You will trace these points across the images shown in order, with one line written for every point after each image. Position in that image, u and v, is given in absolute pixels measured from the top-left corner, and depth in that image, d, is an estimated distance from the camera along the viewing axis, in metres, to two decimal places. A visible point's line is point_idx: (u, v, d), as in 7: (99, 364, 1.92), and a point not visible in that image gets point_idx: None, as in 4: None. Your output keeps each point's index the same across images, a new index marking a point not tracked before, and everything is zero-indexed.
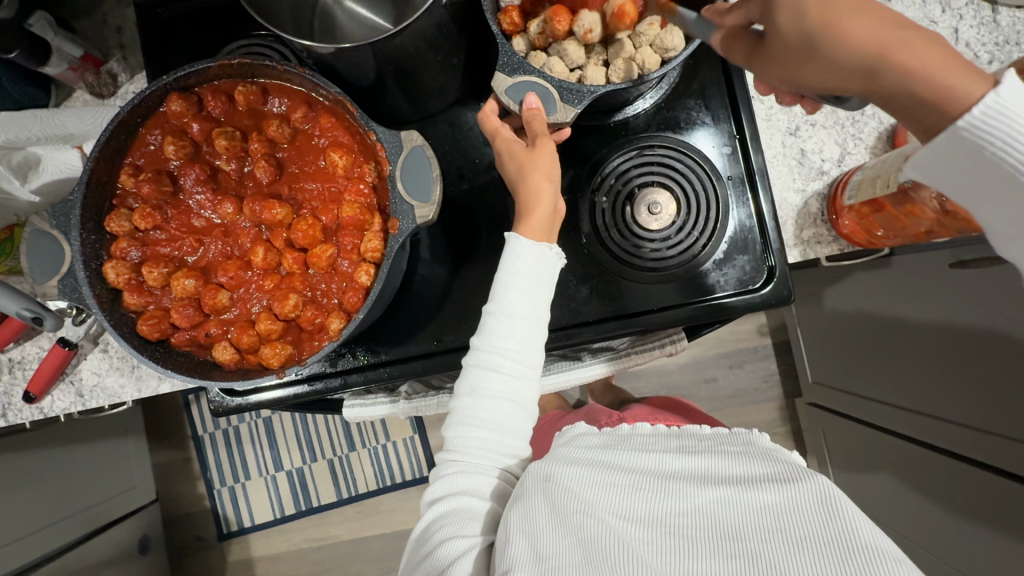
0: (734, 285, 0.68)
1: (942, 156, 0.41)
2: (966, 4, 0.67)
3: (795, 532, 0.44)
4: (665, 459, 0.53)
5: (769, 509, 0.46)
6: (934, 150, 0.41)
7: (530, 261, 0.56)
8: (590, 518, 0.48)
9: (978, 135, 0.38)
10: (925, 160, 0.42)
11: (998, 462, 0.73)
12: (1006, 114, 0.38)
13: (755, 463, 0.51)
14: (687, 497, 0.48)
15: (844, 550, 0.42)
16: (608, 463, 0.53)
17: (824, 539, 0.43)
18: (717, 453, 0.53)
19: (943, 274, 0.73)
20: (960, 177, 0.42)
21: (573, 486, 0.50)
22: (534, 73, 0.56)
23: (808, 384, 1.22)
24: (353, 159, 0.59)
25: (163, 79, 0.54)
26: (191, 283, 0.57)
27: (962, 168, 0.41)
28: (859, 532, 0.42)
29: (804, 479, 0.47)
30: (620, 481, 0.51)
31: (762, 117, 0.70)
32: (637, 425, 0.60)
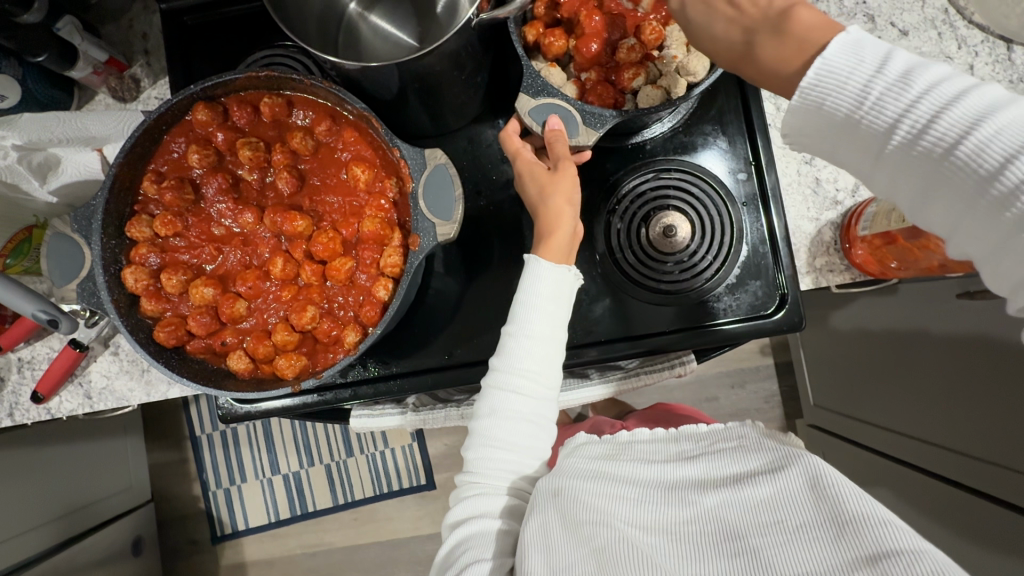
0: (746, 310, 0.68)
1: (800, 119, 0.45)
2: (982, 41, 0.68)
3: (792, 520, 0.44)
4: (665, 471, 0.53)
5: (766, 501, 0.46)
6: (791, 113, 0.45)
7: (551, 283, 0.56)
8: (602, 526, 0.48)
9: (814, 95, 0.43)
10: (794, 130, 0.47)
11: (998, 492, 0.72)
12: (832, 70, 0.42)
13: (748, 458, 0.51)
14: (693, 504, 0.49)
15: (837, 527, 0.42)
16: (611, 476, 0.53)
17: (819, 521, 0.43)
18: (712, 454, 0.53)
19: (951, 303, 0.74)
20: (833, 139, 0.45)
21: (581, 499, 0.50)
22: (558, 95, 0.57)
23: (809, 406, 1.22)
24: (374, 174, 0.59)
25: (191, 89, 0.55)
26: (210, 292, 0.58)
27: (814, 128, 0.45)
28: (847, 502, 0.43)
29: (791, 465, 0.48)
30: (624, 494, 0.50)
31: (778, 145, 0.71)
32: (637, 432, 0.59)
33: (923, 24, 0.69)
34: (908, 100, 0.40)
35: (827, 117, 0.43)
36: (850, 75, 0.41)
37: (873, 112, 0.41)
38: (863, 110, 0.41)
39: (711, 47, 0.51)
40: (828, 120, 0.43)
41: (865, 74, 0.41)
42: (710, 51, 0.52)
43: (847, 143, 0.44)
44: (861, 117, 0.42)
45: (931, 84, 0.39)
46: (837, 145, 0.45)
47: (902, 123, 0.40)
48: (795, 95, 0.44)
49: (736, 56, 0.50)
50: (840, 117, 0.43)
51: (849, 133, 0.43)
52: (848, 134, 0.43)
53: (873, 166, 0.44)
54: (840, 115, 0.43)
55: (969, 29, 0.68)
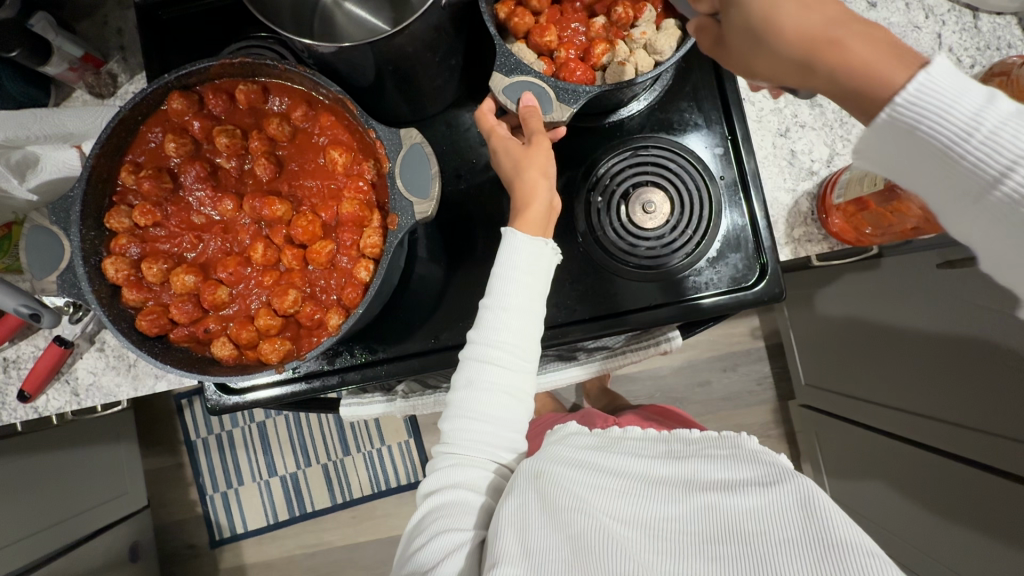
0: (727, 283, 0.69)
1: (883, 141, 0.38)
2: (949, 10, 0.69)
3: (775, 534, 0.45)
4: (654, 466, 0.54)
5: (750, 511, 0.47)
6: (869, 133, 0.38)
7: (527, 256, 0.56)
8: (580, 513, 0.48)
9: (909, 115, 0.36)
10: (869, 150, 0.40)
11: (996, 462, 0.73)
12: (935, 90, 0.35)
13: (740, 467, 0.51)
14: (675, 501, 0.49)
15: (822, 549, 0.42)
16: (597, 465, 0.54)
17: (804, 540, 0.44)
18: (704, 457, 0.54)
19: (931, 273, 0.75)
20: (906, 171, 0.39)
21: (563, 484, 0.51)
22: (531, 73, 0.57)
23: (800, 386, 1.23)
24: (352, 158, 0.60)
25: (165, 77, 0.55)
26: (191, 279, 0.58)
27: (897, 155, 0.39)
28: (836, 530, 0.43)
29: (784, 482, 0.48)
30: (608, 486, 0.51)
31: (754, 119, 0.72)
32: (629, 429, 0.61)
33: None
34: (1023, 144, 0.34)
35: (919, 144, 0.37)
36: (966, 94, 0.35)
37: (982, 147, 0.35)
38: (968, 143, 0.36)
39: (760, 53, 0.43)
40: (918, 147, 0.37)
41: (977, 101, 0.35)
42: (752, 62, 0.45)
43: (926, 177, 0.38)
44: (957, 146, 0.36)
45: None
46: (914, 177, 0.39)
47: (1008, 174, 0.35)
48: (885, 111, 0.37)
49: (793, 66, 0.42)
50: (935, 147, 0.36)
51: (936, 164, 0.37)
52: (938, 167, 0.37)
53: (948, 201, 0.39)
54: (935, 147, 0.36)
55: None
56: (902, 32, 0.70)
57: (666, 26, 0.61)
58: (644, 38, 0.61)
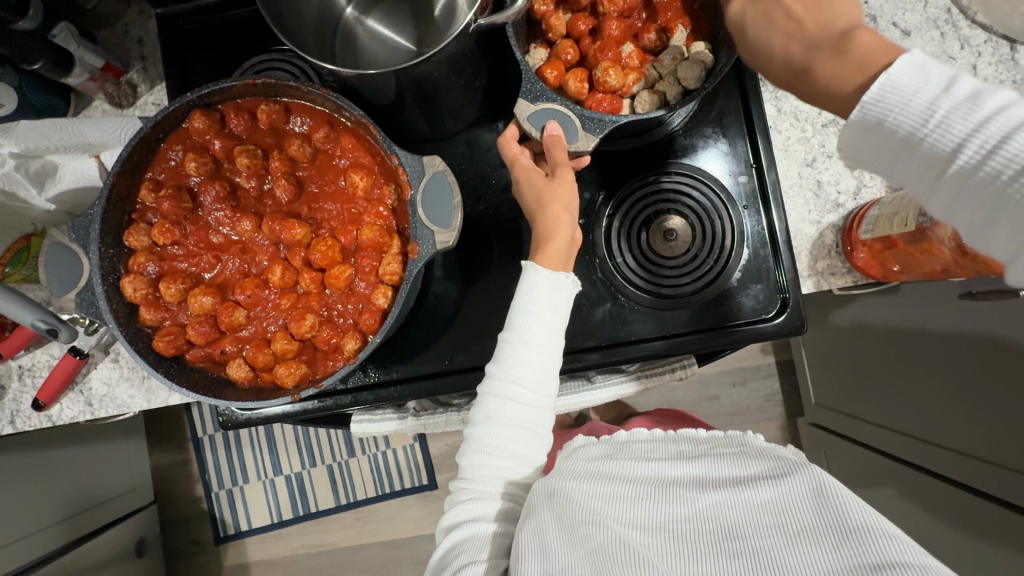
0: (747, 314, 0.68)
1: (859, 137, 0.40)
2: (985, 41, 0.67)
3: (792, 523, 0.44)
4: (665, 467, 0.53)
5: (766, 503, 0.46)
6: (847, 132, 0.40)
7: (548, 290, 0.56)
8: (597, 526, 0.47)
9: (874, 110, 0.38)
10: (848, 149, 0.41)
11: (1000, 493, 0.72)
12: (896, 87, 0.37)
13: (750, 463, 0.51)
14: (691, 502, 0.49)
15: (841, 534, 0.42)
16: (608, 474, 0.53)
17: (820, 527, 0.43)
18: (713, 456, 0.54)
19: (955, 305, 0.73)
20: (883, 161, 0.40)
21: (576, 497, 0.50)
22: (557, 100, 0.56)
23: (810, 405, 1.22)
24: (373, 181, 0.59)
25: (188, 96, 0.54)
26: (208, 301, 0.58)
27: (873, 147, 0.40)
28: (850, 513, 0.43)
29: (795, 473, 0.48)
30: (623, 492, 0.50)
31: (780, 147, 0.70)
32: (634, 433, 0.60)
33: (925, 25, 0.69)
34: (974, 122, 0.35)
35: (887, 135, 0.38)
36: (916, 89, 0.36)
37: (937, 130, 0.36)
38: (927, 127, 0.36)
39: (768, 65, 0.45)
40: (884, 139, 0.38)
41: (932, 91, 0.36)
42: (765, 69, 0.46)
43: (903, 167, 0.39)
44: (923, 135, 0.36)
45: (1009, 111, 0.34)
46: (895, 170, 0.40)
47: (987, 154, 0.35)
48: (854, 109, 0.39)
49: (789, 73, 0.43)
50: (899, 137, 0.37)
51: (906, 153, 0.38)
52: (906, 154, 0.38)
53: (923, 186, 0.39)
54: (901, 134, 0.37)
55: (972, 29, 0.68)
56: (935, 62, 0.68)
57: (694, 53, 0.60)
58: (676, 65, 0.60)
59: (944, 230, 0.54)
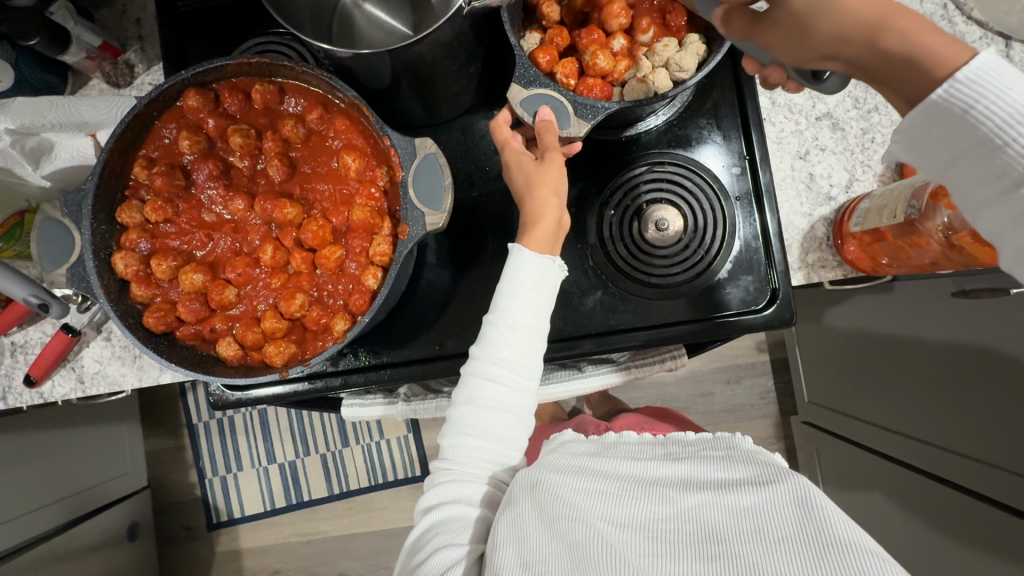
0: (737, 305, 0.68)
1: (934, 124, 0.39)
2: (980, 38, 0.68)
3: (772, 531, 0.44)
4: (649, 468, 0.53)
5: (747, 510, 0.46)
6: (918, 119, 0.40)
7: (533, 273, 0.56)
8: (578, 521, 0.48)
9: (966, 98, 0.38)
10: (907, 131, 0.41)
11: (1001, 496, 0.71)
12: (992, 75, 0.37)
13: (736, 468, 0.51)
14: (674, 502, 0.49)
15: (820, 547, 0.42)
16: (594, 470, 0.54)
17: (802, 538, 0.43)
18: (699, 460, 0.53)
19: (945, 302, 0.73)
20: (942, 152, 0.41)
21: (562, 493, 0.50)
22: (550, 86, 0.56)
23: (803, 403, 1.23)
24: (365, 163, 0.59)
25: (182, 74, 0.55)
26: (199, 278, 0.58)
27: (939, 139, 0.40)
28: (833, 526, 0.43)
29: (782, 481, 0.47)
30: (606, 490, 0.51)
31: (773, 140, 0.70)
32: (624, 435, 0.61)
33: None
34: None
35: (965, 130, 0.39)
36: (1010, 85, 0.37)
37: (1022, 136, 0.38)
38: (1013, 130, 0.38)
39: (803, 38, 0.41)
40: (964, 130, 0.39)
41: None
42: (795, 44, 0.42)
43: (963, 165, 0.40)
44: (1003, 132, 0.38)
45: None
46: (950, 166, 0.41)
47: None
48: (943, 89, 0.38)
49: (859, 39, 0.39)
50: (981, 131, 0.38)
51: (976, 152, 0.39)
52: (975, 155, 0.39)
53: (976, 190, 0.41)
54: (982, 130, 0.38)
55: (967, 25, 0.68)
56: None
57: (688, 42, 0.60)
58: (664, 52, 0.60)
59: (934, 221, 0.55)
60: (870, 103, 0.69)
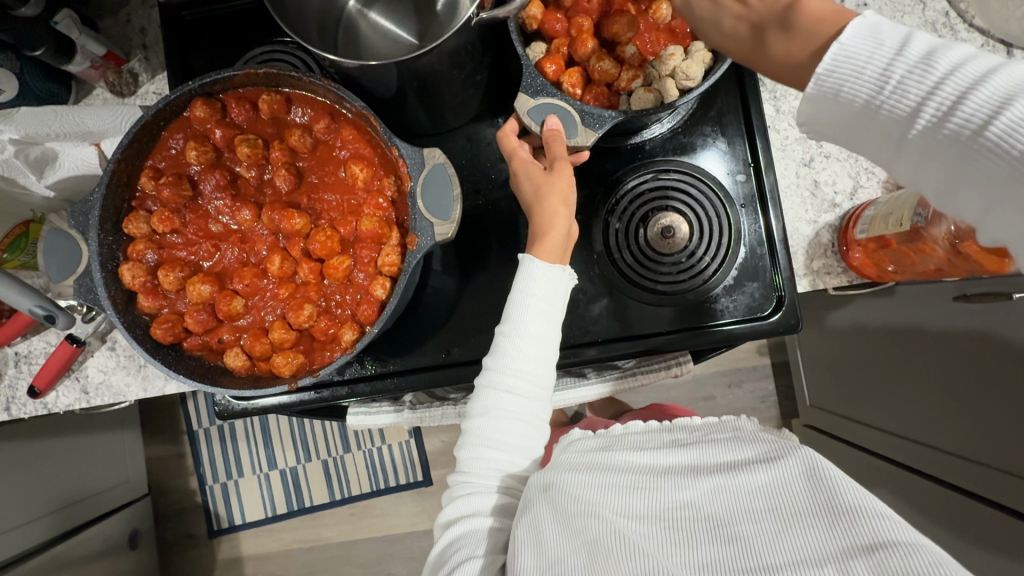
0: (743, 311, 0.68)
1: (819, 109, 0.41)
2: (981, 46, 0.68)
3: (785, 504, 0.45)
4: (657, 456, 0.52)
5: (759, 487, 0.46)
6: (807, 103, 0.42)
7: (545, 283, 0.56)
8: (593, 518, 0.48)
9: (829, 81, 0.39)
10: (809, 121, 0.43)
11: (1002, 498, 0.71)
12: (849, 55, 0.38)
13: (743, 445, 0.51)
14: (685, 489, 0.48)
15: (833, 515, 0.43)
16: (602, 464, 0.53)
17: (814, 508, 0.44)
18: (705, 441, 0.53)
19: (947, 307, 0.74)
20: (840, 129, 0.41)
21: (574, 492, 0.50)
22: (557, 95, 0.56)
23: (805, 406, 1.23)
24: (373, 173, 0.59)
25: (189, 85, 0.54)
26: (207, 289, 0.58)
27: (835, 120, 0.41)
28: (843, 493, 0.43)
29: (788, 455, 0.48)
30: (618, 483, 0.50)
31: (777, 147, 0.71)
32: (631, 425, 0.59)
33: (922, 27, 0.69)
34: (931, 82, 0.35)
35: (846, 107, 0.39)
36: (872, 53, 0.38)
37: (894, 96, 0.37)
38: (884, 94, 0.37)
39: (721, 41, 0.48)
40: (842, 108, 0.40)
41: (887, 55, 0.37)
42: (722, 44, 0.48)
43: (864, 134, 0.40)
44: (877, 99, 0.38)
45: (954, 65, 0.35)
46: (854, 137, 0.41)
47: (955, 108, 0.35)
48: (810, 83, 0.40)
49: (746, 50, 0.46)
50: (856, 105, 0.39)
51: (862, 122, 0.39)
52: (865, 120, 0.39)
53: (888, 155, 0.40)
54: (856, 104, 0.39)
55: (968, 33, 0.68)
56: None
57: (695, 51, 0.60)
58: (671, 60, 0.60)
59: (940, 227, 0.55)
60: None
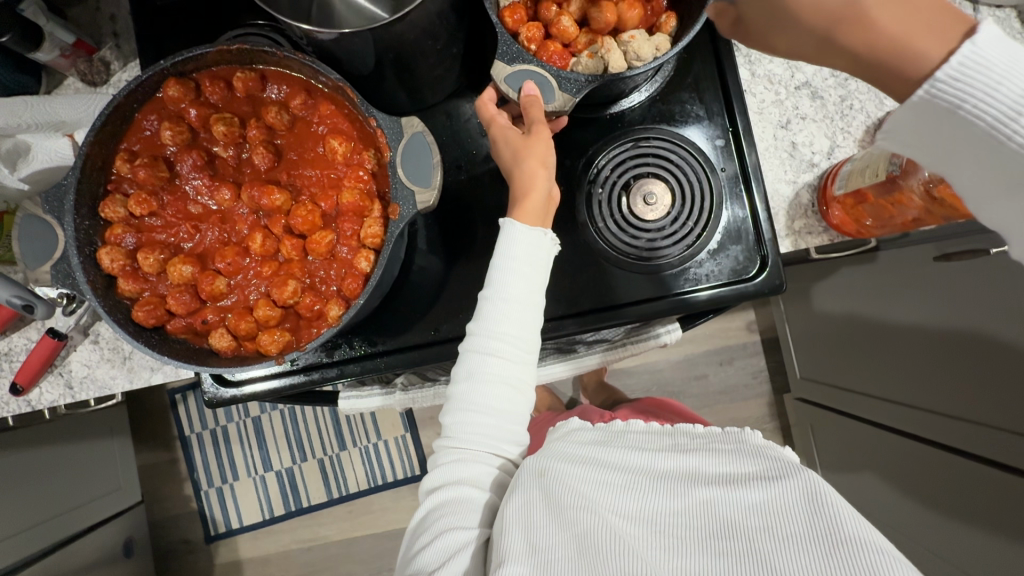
0: (727, 275, 0.69)
1: (922, 123, 0.39)
2: None
3: (783, 527, 0.45)
4: (656, 460, 0.54)
5: (758, 506, 0.47)
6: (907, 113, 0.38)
7: (525, 246, 0.56)
8: (586, 511, 0.48)
9: (950, 93, 0.36)
10: (898, 130, 0.40)
11: (996, 456, 0.73)
12: (984, 62, 0.35)
13: (744, 462, 0.52)
14: (682, 495, 0.49)
15: (830, 543, 0.42)
16: (601, 462, 0.54)
17: (811, 536, 0.44)
18: (707, 454, 0.54)
19: (929, 265, 0.75)
20: (934, 149, 0.40)
21: (568, 483, 0.51)
22: (533, 61, 0.56)
23: (796, 379, 1.24)
24: (352, 147, 0.59)
25: (160, 63, 0.54)
26: (189, 270, 0.57)
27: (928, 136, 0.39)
28: (844, 523, 0.43)
29: (791, 476, 0.48)
30: (614, 481, 0.51)
31: (755, 110, 0.71)
32: (632, 423, 0.61)
33: None
34: None
35: (963, 127, 0.37)
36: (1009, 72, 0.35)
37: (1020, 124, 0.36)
38: (1013, 124, 0.36)
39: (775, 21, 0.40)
40: (947, 126, 0.38)
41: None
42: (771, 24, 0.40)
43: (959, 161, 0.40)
44: (1004, 126, 0.36)
45: None
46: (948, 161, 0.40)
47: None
48: (924, 87, 0.36)
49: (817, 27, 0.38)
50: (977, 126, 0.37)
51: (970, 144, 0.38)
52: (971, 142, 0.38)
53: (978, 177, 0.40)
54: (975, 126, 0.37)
55: None
56: None
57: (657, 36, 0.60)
58: (629, 41, 0.60)
59: (916, 176, 0.56)
60: (846, 72, 0.70)
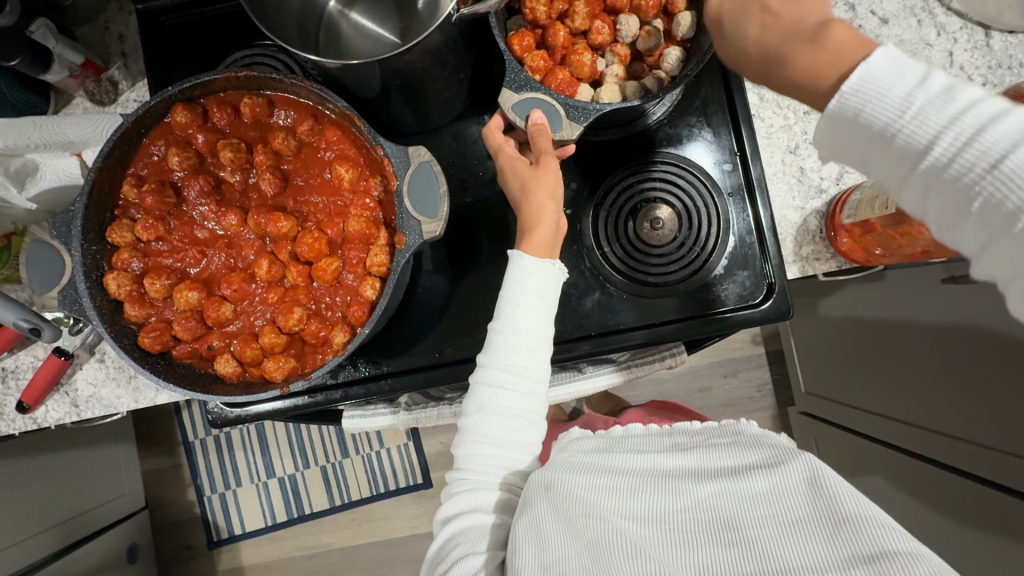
0: (734, 300, 0.68)
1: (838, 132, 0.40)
2: (961, 28, 0.69)
3: (787, 511, 0.45)
4: (659, 459, 0.53)
5: (760, 492, 0.46)
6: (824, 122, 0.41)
7: (535, 276, 0.56)
8: (596, 519, 0.48)
9: (852, 102, 0.38)
10: (823, 139, 0.42)
11: (1005, 480, 0.71)
12: (874, 79, 0.37)
13: (744, 451, 0.51)
14: (686, 493, 0.49)
15: (834, 523, 0.43)
16: (604, 466, 0.53)
17: (816, 516, 0.44)
18: (706, 446, 0.53)
19: (938, 289, 0.74)
20: (853, 156, 0.41)
21: (575, 492, 0.50)
22: (541, 89, 0.56)
23: (801, 394, 1.23)
24: (359, 173, 0.59)
25: (169, 90, 0.54)
26: (195, 296, 0.57)
27: (850, 139, 0.40)
28: (845, 502, 0.43)
29: (790, 461, 0.48)
30: (619, 485, 0.51)
31: (763, 135, 0.71)
32: (632, 426, 0.60)
33: (903, 12, 0.70)
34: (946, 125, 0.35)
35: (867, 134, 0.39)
36: (892, 85, 0.37)
37: (912, 124, 0.36)
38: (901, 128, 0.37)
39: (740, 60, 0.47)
40: (862, 131, 0.39)
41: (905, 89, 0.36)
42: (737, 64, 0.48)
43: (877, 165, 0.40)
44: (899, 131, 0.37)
45: (968, 107, 0.35)
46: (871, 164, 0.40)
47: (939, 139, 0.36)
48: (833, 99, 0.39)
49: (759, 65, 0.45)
50: (874, 131, 0.38)
51: (880, 149, 0.38)
52: (879, 140, 0.38)
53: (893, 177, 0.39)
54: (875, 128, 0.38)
55: (948, 16, 0.69)
56: (914, 49, 0.69)
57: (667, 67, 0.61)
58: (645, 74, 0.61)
59: None
60: None
